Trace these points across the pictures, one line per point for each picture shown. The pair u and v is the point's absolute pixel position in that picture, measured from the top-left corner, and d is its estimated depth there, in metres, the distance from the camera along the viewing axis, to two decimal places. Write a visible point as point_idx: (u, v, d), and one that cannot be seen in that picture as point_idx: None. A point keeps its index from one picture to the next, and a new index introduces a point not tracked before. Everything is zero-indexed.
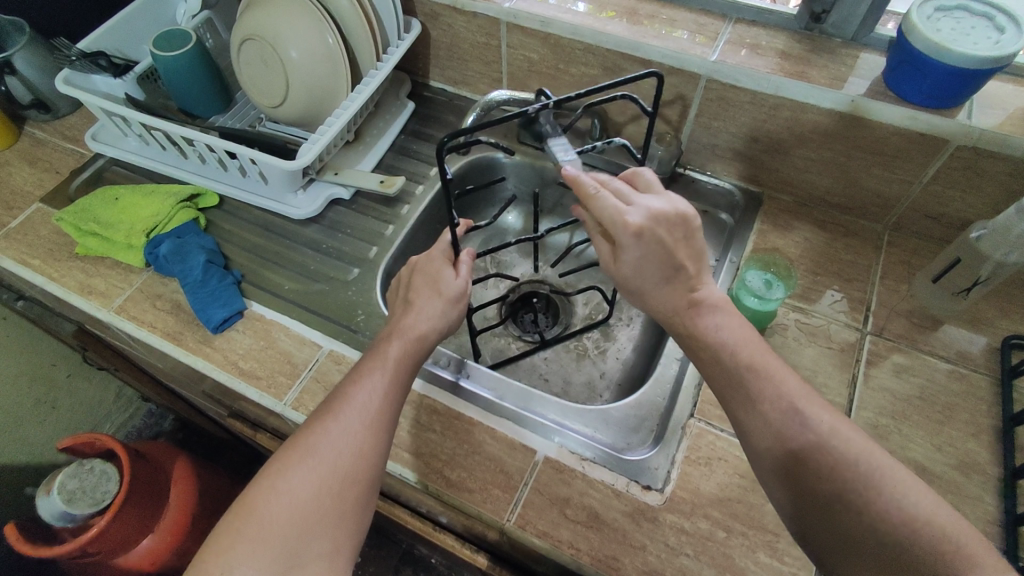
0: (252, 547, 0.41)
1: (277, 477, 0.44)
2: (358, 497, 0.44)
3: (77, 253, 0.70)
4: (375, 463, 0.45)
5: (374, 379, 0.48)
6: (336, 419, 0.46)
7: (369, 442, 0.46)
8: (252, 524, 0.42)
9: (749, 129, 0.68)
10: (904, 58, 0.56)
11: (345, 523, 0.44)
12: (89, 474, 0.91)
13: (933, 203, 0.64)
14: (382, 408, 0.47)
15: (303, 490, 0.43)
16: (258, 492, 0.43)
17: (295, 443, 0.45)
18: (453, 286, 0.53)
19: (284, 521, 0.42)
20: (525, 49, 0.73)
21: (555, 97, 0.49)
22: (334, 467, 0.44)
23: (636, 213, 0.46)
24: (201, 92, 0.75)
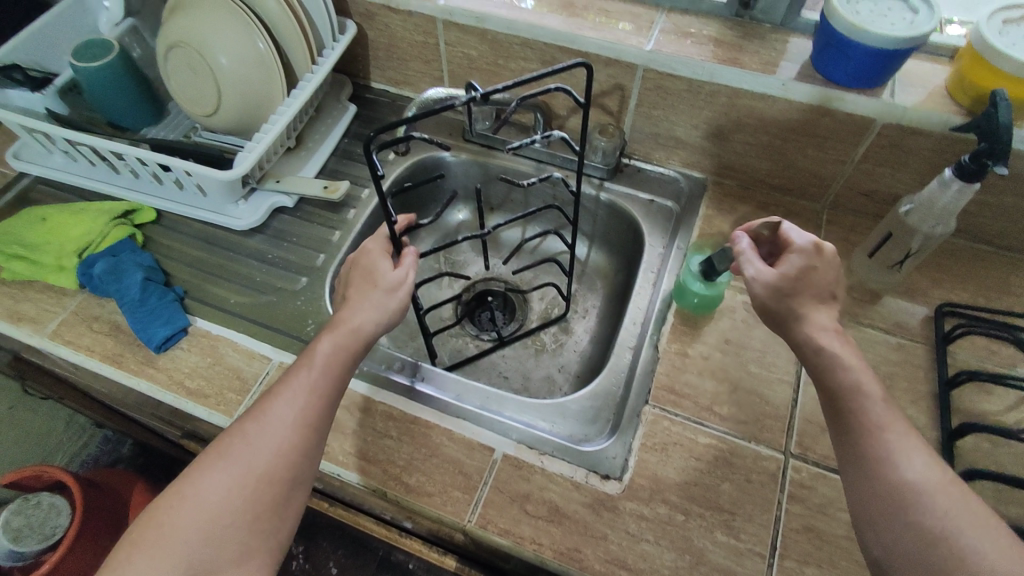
0: (156, 551, 0.40)
1: (191, 483, 0.43)
2: (275, 501, 0.43)
3: (5, 278, 0.66)
4: (294, 466, 0.44)
5: (300, 381, 0.47)
6: (256, 423, 0.45)
7: (289, 447, 0.44)
8: (158, 527, 0.41)
9: (688, 116, 0.69)
10: (828, 41, 0.57)
11: (260, 527, 0.42)
12: (38, 508, 0.87)
13: (867, 180, 0.66)
14: (305, 411, 0.46)
15: (215, 495, 0.42)
16: (170, 497, 0.42)
17: (214, 446, 0.44)
18: (390, 277, 0.52)
19: (190, 525, 0.41)
20: (463, 46, 0.72)
21: (483, 88, 0.48)
22: (249, 471, 0.43)
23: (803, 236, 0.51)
24: (129, 103, 0.72)
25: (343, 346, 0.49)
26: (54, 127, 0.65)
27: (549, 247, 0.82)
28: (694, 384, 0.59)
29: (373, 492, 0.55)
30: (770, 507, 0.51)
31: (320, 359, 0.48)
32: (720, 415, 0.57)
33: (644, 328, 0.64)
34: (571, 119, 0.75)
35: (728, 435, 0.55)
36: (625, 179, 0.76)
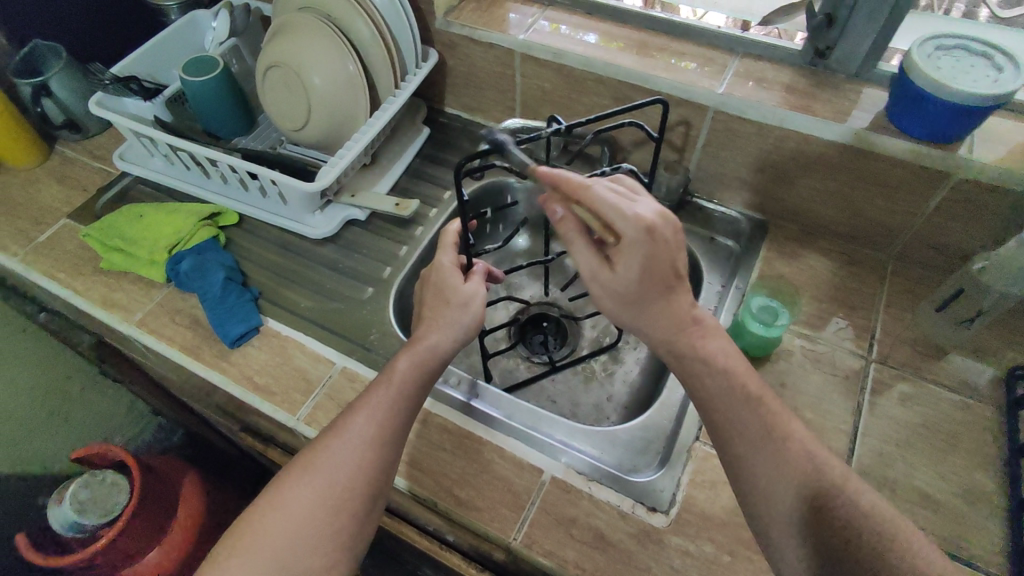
0: (250, 559, 0.43)
1: (278, 492, 0.46)
2: (353, 515, 0.46)
3: (101, 267, 0.72)
4: (373, 480, 0.47)
5: (375, 399, 0.49)
6: (335, 437, 0.47)
7: (365, 463, 0.47)
8: (250, 536, 0.44)
9: (755, 159, 0.70)
10: (905, 94, 0.58)
11: (342, 538, 0.45)
12: (103, 485, 0.93)
13: (936, 234, 0.65)
14: (380, 429, 0.48)
15: (299, 506, 0.45)
16: (259, 504, 0.46)
17: (298, 458, 0.47)
18: (462, 292, 0.54)
19: (280, 535, 0.44)
20: (538, 79, 0.76)
21: (567, 122, 0.53)
22: (330, 485, 0.46)
23: (643, 208, 0.44)
24: (226, 115, 0.78)
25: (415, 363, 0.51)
26: (160, 133, 0.71)
27: None
28: None
29: (423, 502, 0.57)
30: None
31: (395, 378, 0.50)
32: None
33: None
34: (636, 154, 0.77)
35: None
36: (686, 216, 0.77)
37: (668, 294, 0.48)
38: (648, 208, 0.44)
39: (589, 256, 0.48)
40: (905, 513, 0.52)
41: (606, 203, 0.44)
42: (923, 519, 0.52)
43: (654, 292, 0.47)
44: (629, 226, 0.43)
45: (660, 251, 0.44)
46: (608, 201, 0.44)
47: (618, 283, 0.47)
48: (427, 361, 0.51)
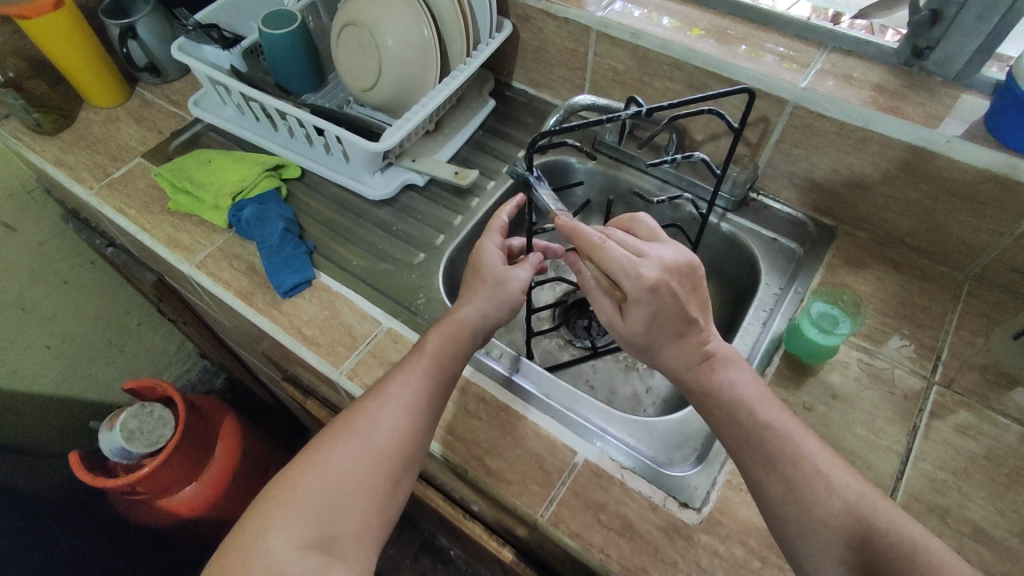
0: (287, 513, 0.43)
1: (319, 449, 0.46)
2: (392, 476, 0.46)
3: (169, 208, 0.75)
4: (411, 443, 0.47)
5: (417, 364, 0.50)
6: (376, 399, 0.48)
7: (407, 425, 0.47)
8: (287, 491, 0.44)
9: (831, 160, 0.67)
10: (1010, 103, 0.54)
11: (379, 498, 0.46)
12: (150, 416, 0.96)
13: (1020, 257, 0.61)
14: (421, 394, 0.49)
15: (340, 465, 0.45)
16: (301, 461, 0.46)
17: (337, 420, 0.48)
18: (501, 271, 0.55)
19: (318, 491, 0.44)
20: (611, 58, 0.74)
21: (649, 105, 0.51)
22: (372, 445, 0.46)
23: (649, 266, 0.46)
24: (299, 71, 0.79)
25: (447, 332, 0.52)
26: (236, 82, 0.73)
27: None
28: None
29: (454, 468, 0.57)
30: None
31: (436, 346, 0.51)
32: None
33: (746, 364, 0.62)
34: (703, 145, 0.75)
35: None
36: (749, 214, 0.74)
37: (678, 338, 0.49)
38: (653, 268, 0.46)
39: (607, 306, 0.50)
40: (953, 543, 0.50)
41: (614, 261, 0.46)
42: (973, 552, 0.49)
43: (664, 337, 0.49)
44: (633, 287, 0.46)
45: (665, 305, 0.46)
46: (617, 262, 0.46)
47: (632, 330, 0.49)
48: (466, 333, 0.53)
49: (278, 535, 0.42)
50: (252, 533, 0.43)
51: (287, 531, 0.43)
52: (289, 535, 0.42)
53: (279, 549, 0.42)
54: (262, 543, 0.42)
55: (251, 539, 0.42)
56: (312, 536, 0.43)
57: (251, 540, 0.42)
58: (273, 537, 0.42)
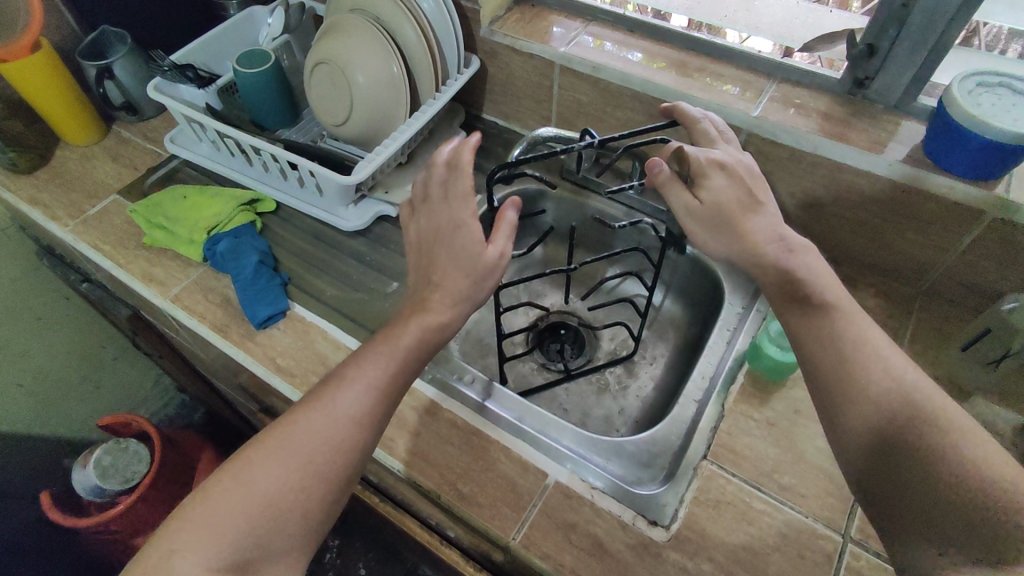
0: (205, 531, 0.42)
1: (246, 463, 0.45)
2: (320, 498, 0.45)
3: (144, 243, 0.76)
4: (344, 465, 0.46)
5: (363, 375, 0.48)
6: (314, 411, 0.47)
7: (343, 446, 0.46)
8: (210, 507, 0.43)
9: (786, 184, 0.70)
10: (943, 128, 0.57)
11: (303, 520, 0.45)
12: (125, 452, 0.95)
13: (967, 272, 0.64)
14: (363, 411, 0.47)
15: (266, 483, 0.44)
16: (225, 474, 0.45)
17: (274, 429, 0.47)
18: (485, 258, 0.51)
19: (240, 510, 0.43)
20: (575, 91, 0.77)
21: (601, 137, 0.57)
22: (304, 464, 0.45)
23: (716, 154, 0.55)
24: (273, 108, 0.81)
25: (466, 273, 0.50)
26: (210, 120, 0.75)
27: (626, 288, 0.83)
28: (756, 448, 0.58)
29: (427, 494, 0.58)
30: None
31: (386, 356, 0.49)
32: (780, 483, 0.56)
33: (712, 383, 0.64)
34: None
35: (785, 505, 0.54)
36: None
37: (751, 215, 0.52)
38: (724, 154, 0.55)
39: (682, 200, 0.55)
40: None
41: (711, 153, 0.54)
42: None
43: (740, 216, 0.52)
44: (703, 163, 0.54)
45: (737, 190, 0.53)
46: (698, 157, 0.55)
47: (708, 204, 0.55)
48: (424, 340, 0.50)
49: (192, 555, 0.41)
50: (163, 552, 0.42)
51: (198, 553, 0.42)
52: (202, 558, 0.42)
53: (186, 571, 0.41)
54: (170, 563, 0.41)
55: (164, 557, 0.41)
56: (229, 557, 0.42)
57: (161, 558, 0.41)
58: (183, 558, 0.41)
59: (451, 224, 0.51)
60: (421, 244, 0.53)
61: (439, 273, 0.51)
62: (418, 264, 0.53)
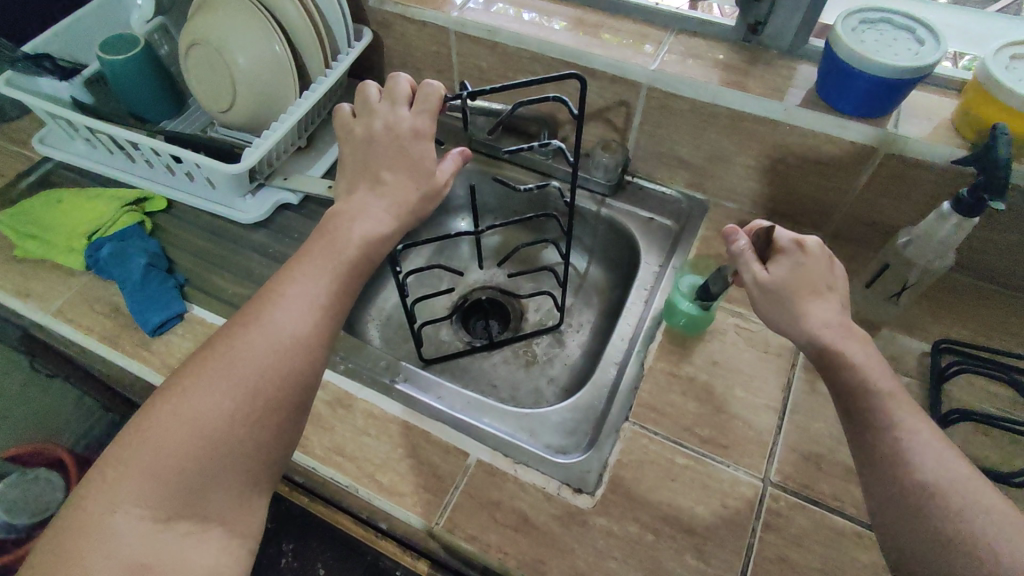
0: (143, 478, 0.38)
1: (180, 399, 0.40)
2: (275, 425, 0.42)
3: (18, 256, 0.69)
4: (294, 388, 0.43)
5: (303, 291, 0.45)
6: (252, 332, 0.43)
7: (289, 367, 0.43)
8: (145, 450, 0.39)
9: (691, 138, 0.69)
10: (832, 68, 0.57)
11: (261, 452, 0.41)
12: (35, 482, 0.93)
13: (868, 211, 0.65)
14: (309, 328, 0.44)
15: (208, 415, 0.40)
16: (156, 413, 0.40)
17: (203, 357, 0.42)
18: (405, 187, 0.49)
19: (182, 448, 0.39)
20: (474, 57, 0.74)
21: (472, 90, 0.49)
22: (249, 392, 0.41)
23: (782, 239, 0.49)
24: (151, 97, 0.75)
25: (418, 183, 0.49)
26: (78, 116, 0.69)
27: (547, 257, 0.82)
28: (676, 404, 0.58)
29: (347, 489, 0.55)
30: (744, 536, 0.50)
31: (324, 270, 0.46)
32: (700, 436, 0.56)
33: (631, 344, 0.64)
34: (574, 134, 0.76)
35: (706, 457, 0.54)
36: (625, 197, 0.76)
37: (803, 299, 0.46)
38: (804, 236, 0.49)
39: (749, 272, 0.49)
40: (826, 487, 0.53)
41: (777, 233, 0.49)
42: (843, 492, 0.52)
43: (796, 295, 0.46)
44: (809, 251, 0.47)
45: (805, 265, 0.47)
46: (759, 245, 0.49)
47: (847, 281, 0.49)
48: (363, 252, 0.47)
49: (132, 506, 0.37)
50: (97, 509, 0.37)
51: (143, 503, 0.38)
52: (146, 507, 0.38)
53: (133, 524, 0.37)
54: (112, 520, 0.37)
55: (100, 514, 0.37)
56: (178, 500, 0.38)
57: (97, 516, 0.37)
58: (125, 512, 0.37)
59: (392, 128, 0.50)
60: (360, 150, 0.51)
61: (386, 174, 0.49)
62: (360, 169, 0.51)
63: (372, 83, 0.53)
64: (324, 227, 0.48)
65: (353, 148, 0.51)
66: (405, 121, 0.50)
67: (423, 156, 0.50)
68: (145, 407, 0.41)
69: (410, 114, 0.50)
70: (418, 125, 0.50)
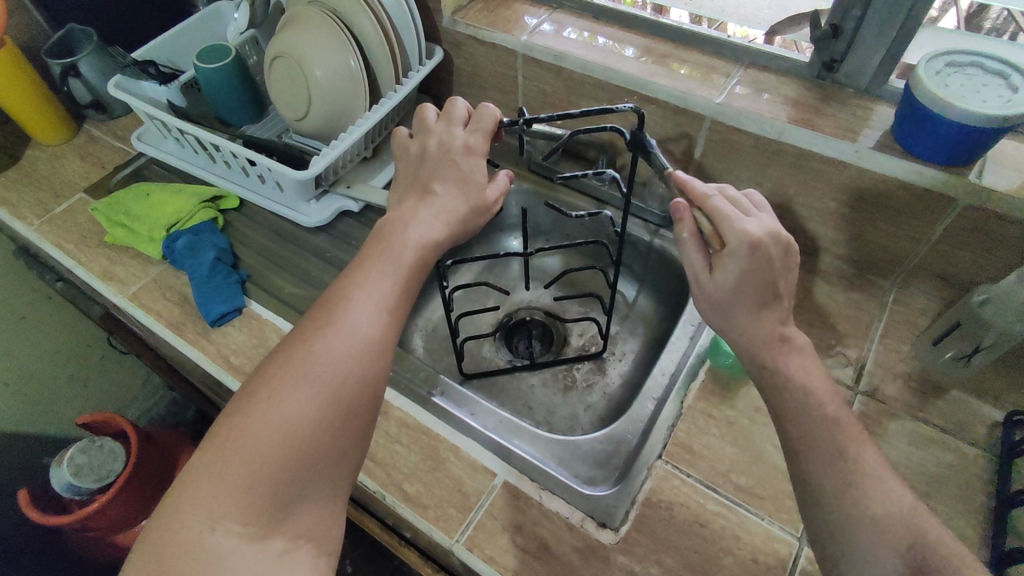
0: (236, 492, 0.37)
1: (265, 407, 0.39)
2: (355, 432, 0.42)
3: (106, 241, 0.75)
4: (371, 392, 0.43)
5: (370, 295, 0.45)
6: (328, 336, 0.42)
7: (366, 371, 0.42)
8: (235, 463, 0.37)
9: (753, 173, 0.67)
10: (911, 112, 0.54)
11: (344, 460, 0.41)
12: (99, 451, 0.95)
13: (941, 263, 0.62)
14: (380, 331, 0.44)
15: (296, 423, 0.39)
16: (241, 424, 0.39)
17: (279, 363, 0.42)
18: (454, 204, 0.50)
19: (274, 459, 0.38)
20: (539, 81, 0.75)
21: (528, 115, 0.50)
22: (332, 397, 0.41)
23: (753, 224, 0.44)
24: (236, 103, 0.80)
25: (469, 206, 0.51)
26: (171, 117, 0.74)
27: (594, 282, 0.82)
28: (714, 448, 0.56)
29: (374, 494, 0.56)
30: None
31: (387, 273, 0.46)
32: (736, 484, 0.53)
33: (672, 380, 0.62)
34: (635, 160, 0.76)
35: (740, 507, 0.52)
36: None
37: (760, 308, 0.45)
38: (757, 226, 0.44)
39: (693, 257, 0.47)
40: None
41: (723, 211, 0.45)
42: None
43: (747, 305, 0.45)
44: (733, 237, 0.44)
45: (763, 268, 0.44)
46: (715, 212, 0.45)
47: (707, 274, 0.46)
48: (419, 254, 0.48)
49: (227, 521, 0.36)
50: (193, 529, 0.36)
51: (239, 519, 0.36)
52: (243, 521, 0.36)
53: (231, 540, 0.36)
54: (210, 538, 0.36)
55: (196, 533, 0.35)
56: (272, 513, 0.37)
57: (195, 536, 0.35)
58: (223, 529, 0.36)
59: (446, 144, 0.52)
60: (413, 165, 0.53)
61: (437, 185, 0.51)
62: (412, 180, 0.53)
63: (431, 106, 0.55)
64: (379, 234, 0.49)
65: (406, 164, 0.54)
66: (458, 139, 0.52)
67: (474, 168, 0.52)
68: (225, 416, 0.40)
69: (463, 133, 0.52)
70: (470, 142, 0.52)
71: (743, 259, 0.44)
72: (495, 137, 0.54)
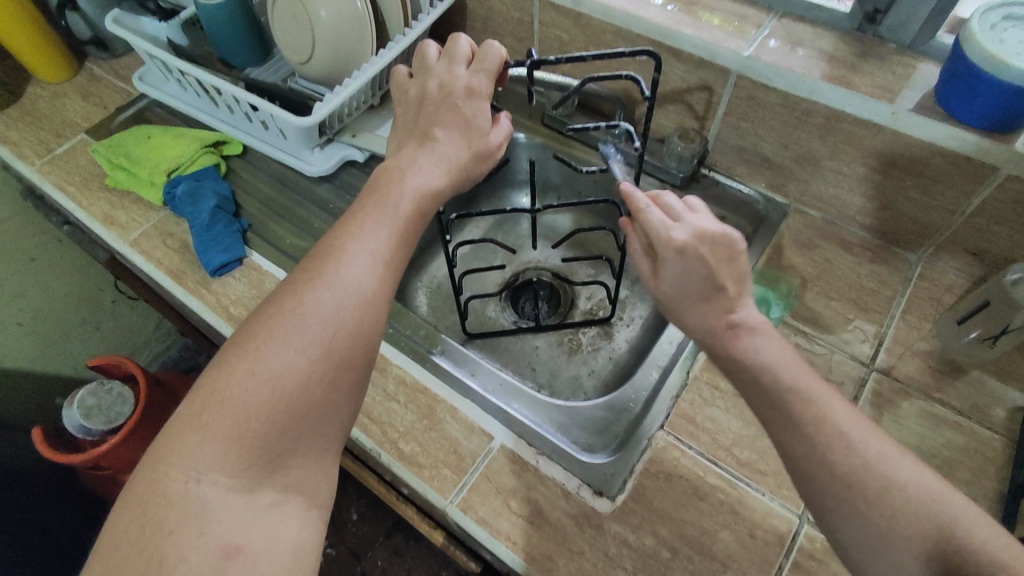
0: (223, 444, 0.36)
1: (253, 360, 0.38)
2: (346, 390, 0.41)
3: (107, 184, 0.74)
4: (363, 349, 0.41)
5: (364, 247, 0.43)
6: (319, 288, 0.41)
7: (358, 327, 0.41)
8: (221, 415, 0.36)
9: (779, 134, 0.63)
10: (957, 70, 0.49)
11: (334, 417, 0.40)
12: (109, 394, 0.96)
13: (975, 237, 0.58)
14: (376, 285, 0.42)
15: (286, 378, 0.38)
16: (228, 375, 0.37)
17: (268, 314, 0.40)
18: (456, 154, 0.48)
19: (262, 412, 0.37)
20: (556, 28, 0.71)
21: (534, 58, 0.47)
22: (324, 350, 0.39)
23: (680, 230, 0.44)
24: (239, 44, 0.77)
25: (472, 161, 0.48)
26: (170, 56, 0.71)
27: (604, 244, 0.80)
28: (717, 420, 0.54)
29: (370, 452, 0.56)
30: (767, 570, 0.47)
31: (383, 224, 0.44)
32: (738, 458, 0.52)
33: (679, 348, 0.60)
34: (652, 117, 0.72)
35: (740, 481, 0.51)
36: (698, 191, 0.71)
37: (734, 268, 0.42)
38: (684, 231, 0.43)
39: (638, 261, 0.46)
40: None
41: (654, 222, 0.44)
42: None
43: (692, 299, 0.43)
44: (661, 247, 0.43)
45: (700, 270, 0.43)
46: (653, 224, 0.44)
47: (658, 289, 0.45)
48: (417, 207, 0.46)
49: (212, 473, 0.35)
50: (178, 480, 0.35)
51: (226, 471, 0.36)
52: (231, 475, 0.36)
53: (217, 493, 0.35)
54: (196, 490, 0.35)
55: (180, 483, 0.34)
56: (258, 467, 0.37)
57: (180, 487, 0.34)
58: (209, 481, 0.35)
59: (446, 88, 0.49)
60: (410, 113, 0.51)
61: (437, 132, 0.48)
62: (410, 128, 0.50)
63: (433, 43, 0.52)
64: (374, 184, 0.47)
65: (403, 112, 0.51)
66: (460, 80, 0.49)
67: (476, 116, 0.49)
68: (211, 368, 0.38)
69: (465, 74, 0.49)
70: (473, 85, 0.49)
71: (676, 263, 0.43)
72: (499, 80, 0.51)
